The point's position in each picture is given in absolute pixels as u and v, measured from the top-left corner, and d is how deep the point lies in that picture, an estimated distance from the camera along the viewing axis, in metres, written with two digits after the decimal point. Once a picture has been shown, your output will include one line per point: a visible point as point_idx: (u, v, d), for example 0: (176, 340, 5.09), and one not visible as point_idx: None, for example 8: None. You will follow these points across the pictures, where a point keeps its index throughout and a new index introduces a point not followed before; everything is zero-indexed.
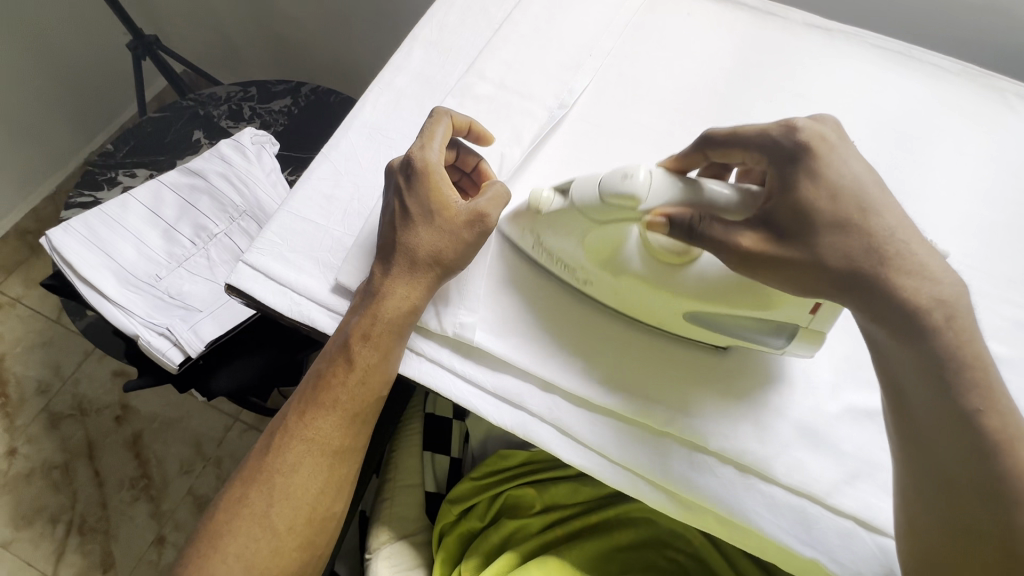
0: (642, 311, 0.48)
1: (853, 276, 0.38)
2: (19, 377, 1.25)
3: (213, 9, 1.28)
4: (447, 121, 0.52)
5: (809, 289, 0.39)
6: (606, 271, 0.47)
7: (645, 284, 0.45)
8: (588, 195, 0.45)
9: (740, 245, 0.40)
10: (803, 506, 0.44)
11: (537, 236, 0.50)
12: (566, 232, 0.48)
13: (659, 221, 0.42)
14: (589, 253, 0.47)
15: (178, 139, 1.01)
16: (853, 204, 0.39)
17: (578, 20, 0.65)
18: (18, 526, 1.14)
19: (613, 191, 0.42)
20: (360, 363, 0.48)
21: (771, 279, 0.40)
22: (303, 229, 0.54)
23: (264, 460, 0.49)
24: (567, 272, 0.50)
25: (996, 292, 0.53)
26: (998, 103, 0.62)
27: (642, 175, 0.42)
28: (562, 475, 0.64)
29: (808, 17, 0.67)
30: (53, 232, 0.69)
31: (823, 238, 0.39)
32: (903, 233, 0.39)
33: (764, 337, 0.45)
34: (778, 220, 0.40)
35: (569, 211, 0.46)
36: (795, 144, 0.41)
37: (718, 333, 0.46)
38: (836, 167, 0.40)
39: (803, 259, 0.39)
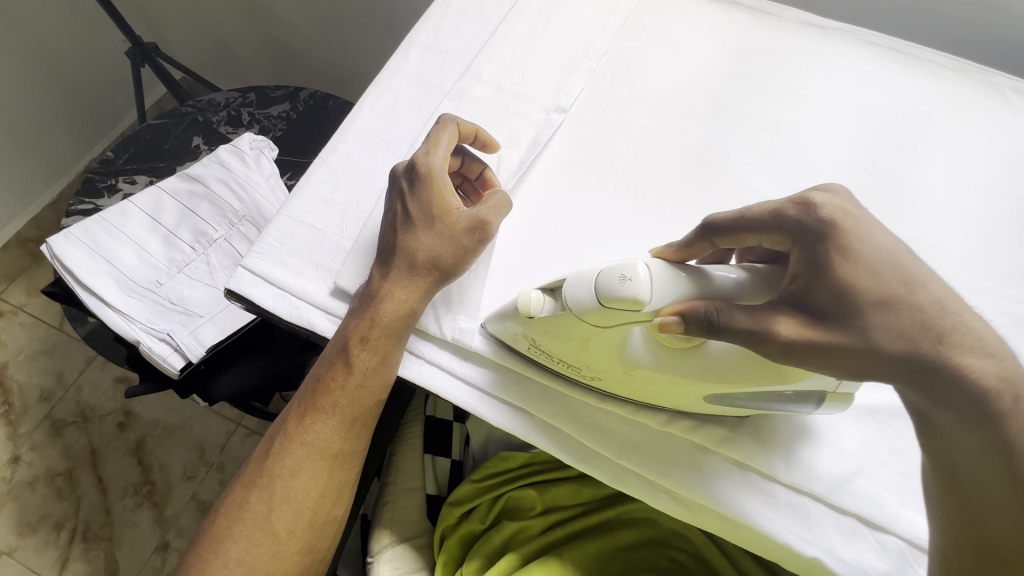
0: (658, 397, 0.44)
1: (913, 360, 0.35)
2: (21, 384, 1.25)
3: (211, 16, 1.28)
4: (454, 129, 0.51)
5: (864, 373, 0.36)
6: (616, 367, 0.43)
7: (663, 376, 0.42)
8: (583, 301, 0.40)
9: (781, 333, 0.37)
10: (803, 503, 0.44)
11: (531, 338, 0.45)
12: (565, 339, 0.43)
13: (670, 321, 0.38)
14: (595, 354, 0.43)
15: (178, 146, 1.02)
16: (894, 278, 0.37)
17: (574, 22, 0.65)
18: (22, 534, 1.14)
19: (611, 296, 0.39)
20: (359, 366, 0.48)
21: (822, 368, 0.37)
22: (302, 233, 0.54)
23: (265, 464, 0.49)
24: (573, 370, 0.46)
25: (996, 287, 0.53)
26: (994, 98, 0.62)
27: (641, 274, 0.39)
28: (562, 477, 0.64)
29: (804, 15, 0.67)
30: (53, 240, 0.69)
31: (871, 318, 0.36)
32: (953, 304, 0.37)
33: (792, 404, 0.43)
34: (814, 302, 0.38)
35: (567, 315, 0.41)
36: (820, 222, 0.38)
37: (743, 409, 0.43)
38: (869, 240, 0.38)
39: (854, 345, 0.36)
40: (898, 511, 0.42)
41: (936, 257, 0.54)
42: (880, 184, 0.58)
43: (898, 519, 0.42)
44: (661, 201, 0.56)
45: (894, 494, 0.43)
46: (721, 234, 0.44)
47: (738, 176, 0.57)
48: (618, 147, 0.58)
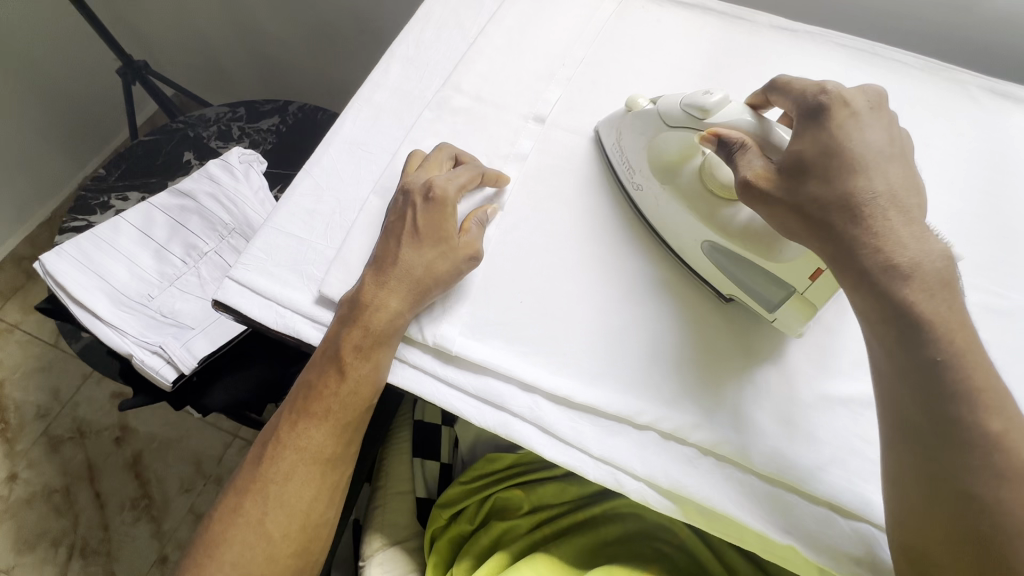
0: (668, 230, 0.53)
1: (821, 224, 0.40)
2: (18, 402, 1.26)
3: (200, 32, 1.30)
4: (477, 170, 0.55)
5: (784, 224, 0.42)
6: (659, 179, 0.53)
7: (683, 198, 0.51)
8: (671, 106, 0.50)
9: (746, 174, 0.43)
10: (779, 493, 0.45)
11: (618, 136, 0.56)
12: (640, 137, 0.54)
13: (709, 140, 0.46)
14: (653, 158, 0.53)
15: (169, 161, 1.03)
16: (840, 162, 0.40)
17: (551, 31, 0.67)
18: (20, 551, 1.14)
19: (693, 103, 0.48)
20: (353, 373, 0.49)
21: (760, 212, 0.43)
22: (287, 245, 0.56)
23: (258, 470, 0.50)
24: (627, 174, 0.55)
25: (966, 278, 0.55)
26: (960, 95, 0.64)
27: (720, 96, 0.47)
28: (547, 476, 0.66)
29: (774, 20, 0.69)
30: (46, 256, 0.69)
31: (807, 185, 0.41)
32: (885, 200, 0.39)
33: (759, 290, 0.48)
34: (780, 164, 0.43)
35: (652, 117, 0.53)
36: (818, 104, 0.43)
37: (726, 276, 0.49)
38: (849, 130, 0.42)
39: (780, 197, 0.42)
40: (870, 499, 0.44)
41: None
42: None
43: (871, 507, 0.43)
44: None
45: (868, 482, 0.44)
46: (778, 92, 0.48)
47: None
48: (595, 151, 0.60)
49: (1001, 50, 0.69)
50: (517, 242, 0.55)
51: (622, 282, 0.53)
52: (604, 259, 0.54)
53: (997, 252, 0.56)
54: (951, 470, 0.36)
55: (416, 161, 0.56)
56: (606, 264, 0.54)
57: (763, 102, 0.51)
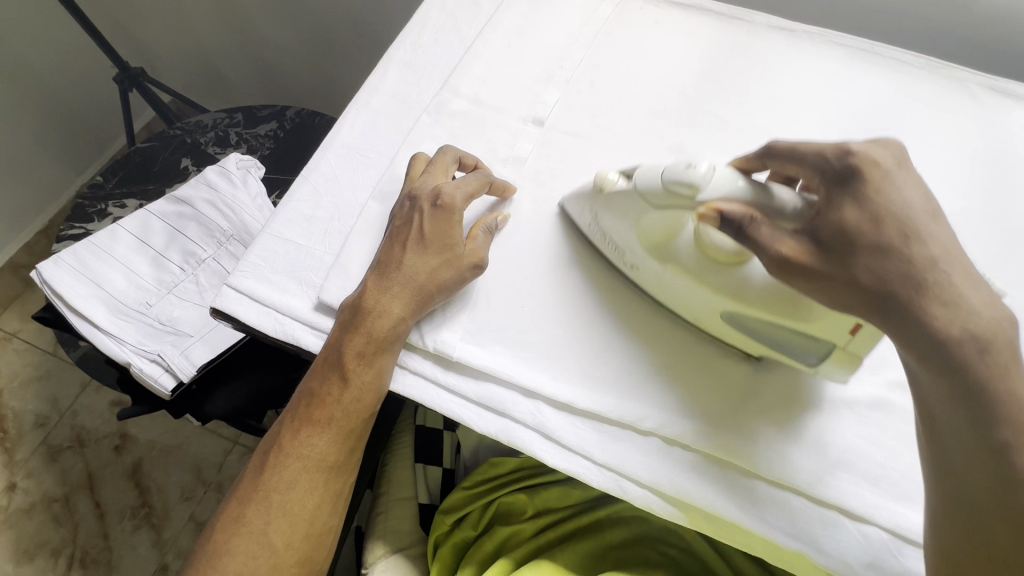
0: (681, 305, 0.49)
1: (887, 298, 0.38)
2: (17, 411, 1.25)
3: (197, 38, 1.30)
4: (483, 177, 0.54)
5: (839, 302, 0.39)
6: (655, 258, 0.48)
7: (691, 276, 0.47)
8: (651, 183, 0.46)
9: (779, 251, 0.40)
10: (786, 497, 0.44)
11: (595, 216, 0.52)
12: (623, 216, 0.50)
13: (710, 214, 0.43)
14: (642, 239, 0.49)
15: (166, 168, 1.03)
16: (894, 230, 0.39)
17: (549, 34, 0.67)
18: (20, 562, 1.13)
19: (675, 178, 0.44)
20: (357, 380, 0.48)
21: (808, 290, 0.40)
22: (285, 251, 0.55)
23: (260, 479, 0.49)
24: (617, 255, 0.51)
25: None
26: (961, 94, 0.64)
27: (704, 167, 0.44)
28: (551, 480, 0.65)
29: (772, 20, 0.68)
30: (43, 265, 0.69)
31: (858, 259, 0.38)
32: (945, 264, 0.38)
33: (796, 352, 0.45)
34: (817, 235, 0.40)
35: (631, 194, 0.48)
36: (846, 166, 0.41)
37: (756, 341, 0.46)
38: (886, 193, 0.40)
39: (837, 274, 0.39)
40: (877, 501, 0.43)
41: None
42: None
43: (879, 509, 0.43)
44: None
45: (873, 485, 0.44)
46: (776, 159, 0.47)
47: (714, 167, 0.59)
48: (595, 154, 0.59)
49: (1001, 48, 0.69)
50: (518, 245, 0.54)
51: (624, 286, 0.52)
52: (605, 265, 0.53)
53: (1001, 251, 0.56)
54: None
55: (421, 165, 0.55)
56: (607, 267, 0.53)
57: (757, 166, 0.49)
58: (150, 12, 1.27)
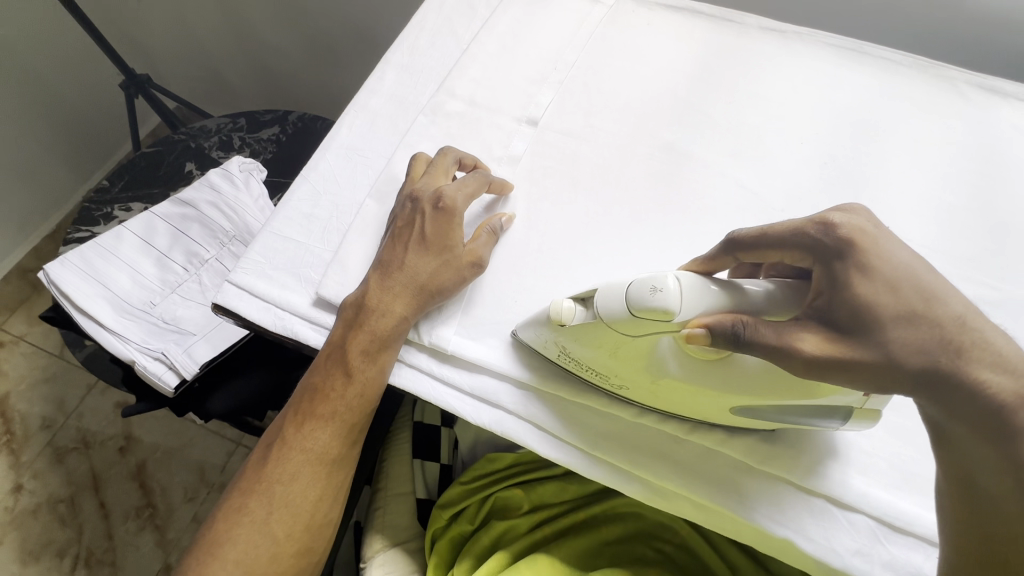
0: (685, 407, 0.45)
1: (930, 372, 0.35)
2: (23, 413, 1.27)
3: (202, 45, 1.32)
4: (483, 178, 0.55)
5: (882, 386, 0.36)
6: (644, 376, 0.44)
7: (692, 386, 0.42)
8: (615, 311, 0.41)
9: (803, 350, 0.36)
10: (774, 485, 0.45)
11: (559, 344, 0.45)
12: (595, 346, 0.44)
13: (698, 332, 0.38)
14: (623, 361, 0.44)
15: (171, 172, 1.05)
16: (913, 292, 0.37)
17: (543, 36, 0.68)
18: (25, 562, 1.14)
19: (643, 306, 0.39)
20: (360, 375, 0.50)
21: (842, 382, 0.37)
22: (284, 248, 0.57)
23: (262, 471, 0.50)
24: (600, 379, 0.46)
25: (957, 271, 0.55)
26: (950, 92, 0.65)
27: (672, 285, 0.39)
28: (547, 476, 0.66)
29: (763, 21, 0.69)
30: (50, 266, 0.71)
31: (892, 333, 0.36)
32: (974, 320, 0.36)
33: (819, 420, 0.42)
34: (837, 319, 0.37)
35: (596, 325, 0.42)
36: (838, 241, 0.38)
37: (770, 422, 0.43)
38: (887, 258, 0.37)
39: (873, 360, 0.36)
40: (865, 490, 0.44)
41: None
42: (841, 176, 0.60)
43: (866, 497, 0.43)
44: (629, 201, 0.58)
45: (862, 473, 0.44)
46: (746, 251, 0.43)
47: (705, 165, 0.60)
48: (589, 153, 0.61)
49: (989, 46, 0.70)
50: (513, 242, 0.55)
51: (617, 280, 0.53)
52: (598, 262, 0.54)
53: (989, 246, 0.56)
54: None
55: (421, 165, 0.57)
56: (600, 261, 0.55)
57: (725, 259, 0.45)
58: (154, 20, 1.30)
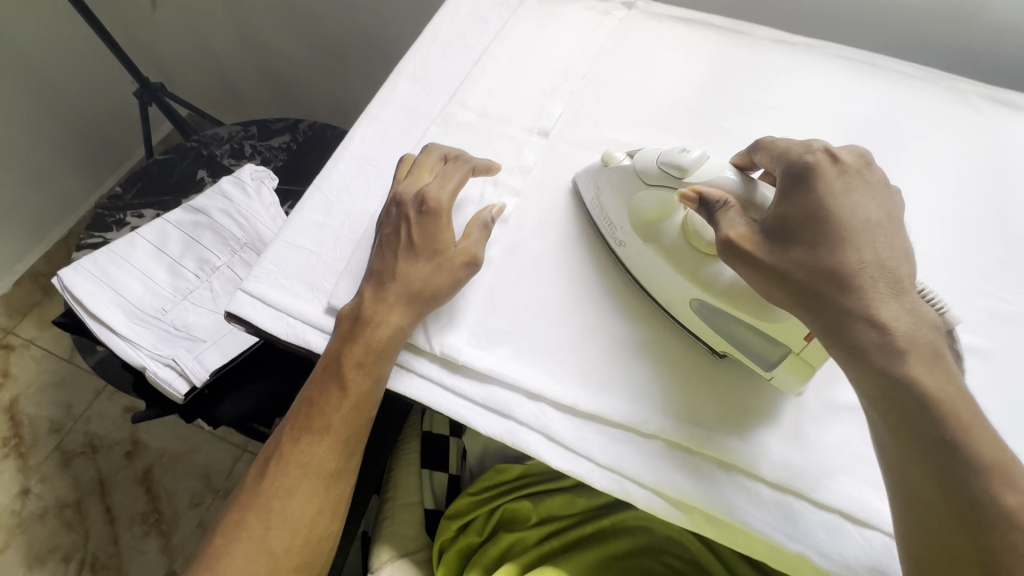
0: (656, 286, 0.51)
1: (809, 291, 0.40)
2: (32, 417, 1.28)
3: (215, 55, 1.34)
4: (467, 164, 0.57)
5: (768, 289, 0.42)
6: (641, 236, 0.51)
7: (668, 257, 0.49)
8: (649, 167, 0.50)
9: (730, 233, 0.43)
10: (789, 502, 0.45)
11: (598, 191, 0.55)
12: (620, 192, 0.53)
13: (690, 196, 0.46)
14: (632, 215, 0.52)
15: (183, 179, 1.06)
16: (836, 230, 0.41)
17: (554, 48, 0.69)
18: (31, 566, 1.15)
19: (670, 162, 0.48)
20: (356, 388, 0.50)
21: (745, 272, 0.43)
22: (297, 257, 0.57)
23: (261, 486, 0.50)
24: (609, 231, 0.54)
25: (970, 284, 0.55)
26: (961, 104, 0.64)
27: (695, 154, 0.48)
28: (556, 489, 0.66)
29: (774, 33, 0.70)
30: (64, 272, 0.72)
31: (793, 251, 0.42)
32: (874, 270, 0.40)
33: (755, 354, 0.46)
34: (770, 225, 0.43)
35: (629, 174, 0.52)
36: (808, 162, 0.44)
37: (722, 337, 0.47)
38: (839, 192, 0.42)
39: (770, 264, 0.42)
40: (880, 507, 0.43)
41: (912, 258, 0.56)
42: None
43: (880, 514, 0.43)
44: None
45: (875, 490, 0.44)
46: (762, 152, 0.49)
47: None
48: None
49: (1000, 59, 0.70)
50: (523, 252, 0.55)
51: (628, 293, 0.53)
52: (611, 274, 0.54)
53: (1004, 259, 0.56)
54: (971, 489, 0.35)
55: (407, 166, 0.58)
56: (613, 274, 0.54)
57: (749, 164, 0.51)
58: (169, 30, 1.32)
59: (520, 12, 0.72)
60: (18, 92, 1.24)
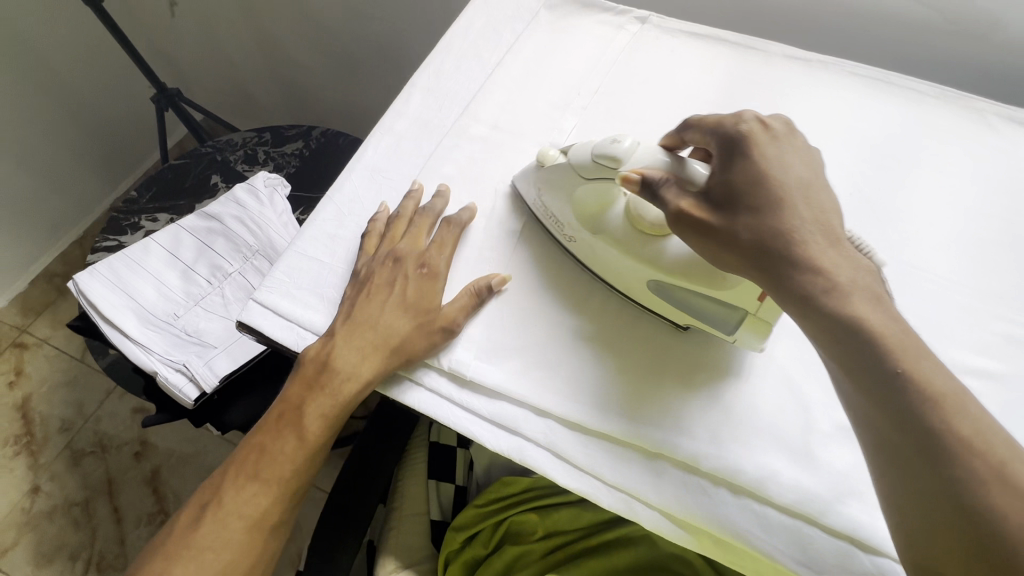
0: (612, 275, 0.52)
1: (761, 252, 0.41)
2: (44, 415, 1.29)
3: (231, 61, 1.36)
4: (458, 232, 0.56)
5: (721, 256, 0.43)
6: (587, 228, 0.53)
7: (619, 245, 0.51)
8: (583, 159, 0.51)
9: (677, 206, 0.44)
10: (798, 526, 0.44)
11: (537, 188, 0.55)
12: (558, 189, 0.53)
13: (633, 178, 0.46)
14: (576, 210, 0.53)
15: (197, 184, 1.07)
16: (774, 191, 0.42)
17: (567, 62, 0.69)
18: (38, 564, 1.16)
19: (602, 153, 0.49)
20: (312, 437, 0.52)
21: (698, 240, 0.44)
22: (310, 268, 0.58)
23: (194, 535, 0.52)
24: (556, 227, 0.55)
25: (986, 307, 0.54)
26: (977, 122, 0.64)
27: (627, 142, 0.48)
28: (562, 502, 0.66)
29: (787, 49, 0.70)
30: (79, 276, 0.73)
31: (741, 216, 0.42)
32: (813, 227, 0.41)
33: (711, 321, 0.48)
34: (716, 193, 0.44)
35: (565, 169, 0.53)
36: (739, 133, 0.45)
37: (676, 309, 0.49)
38: (773, 156, 0.44)
39: (721, 227, 0.42)
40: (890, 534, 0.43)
41: (925, 279, 0.55)
42: (866, 208, 0.59)
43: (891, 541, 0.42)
44: None
45: None
46: (692, 131, 0.50)
47: None
48: None
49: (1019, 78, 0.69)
50: (532, 266, 0.55)
51: (638, 310, 0.53)
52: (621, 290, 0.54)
53: (1020, 283, 0.55)
54: None
55: (403, 223, 0.57)
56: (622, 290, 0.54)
57: (678, 143, 0.52)
58: (186, 37, 1.34)
59: (533, 25, 0.72)
60: (38, 97, 1.26)
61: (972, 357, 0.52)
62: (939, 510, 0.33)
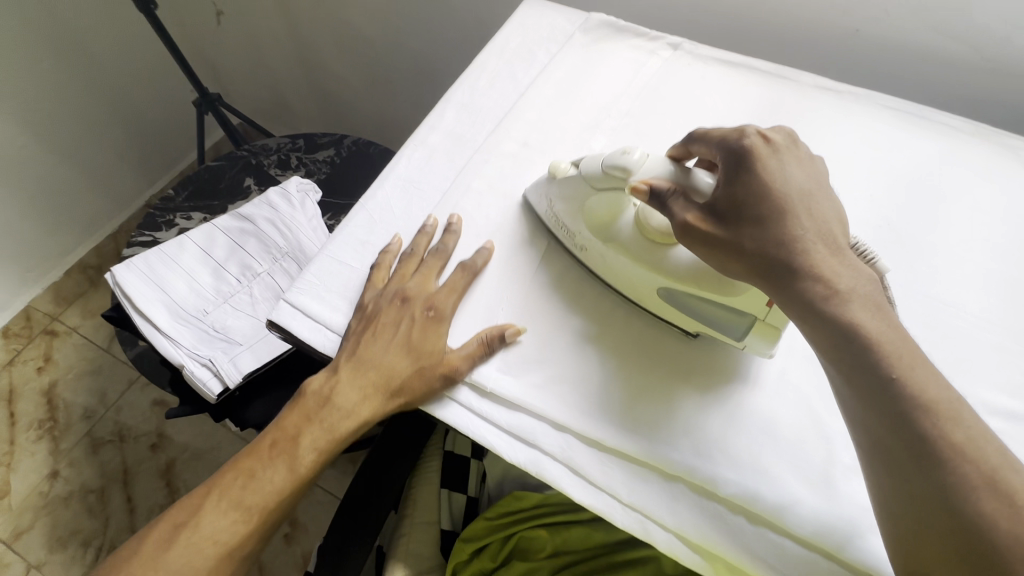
0: (627, 284, 0.53)
1: (765, 262, 0.41)
2: (67, 402, 1.33)
3: (270, 70, 1.41)
4: (470, 278, 0.56)
5: (725, 264, 0.44)
6: (599, 238, 0.53)
7: (631, 257, 0.51)
8: (594, 169, 0.52)
9: (684, 219, 0.44)
10: (817, 560, 0.43)
11: (549, 203, 0.56)
12: (569, 203, 0.54)
13: (642, 188, 0.47)
14: (588, 220, 0.54)
15: (231, 186, 1.11)
16: (774, 204, 0.42)
17: (599, 83, 0.70)
18: (52, 548, 1.18)
19: (612, 163, 0.49)
20: (302, 470, 0.53)
21: (704, 252, 0.44)
22: (340, 272, 0.59)
23: (162, 554, 0.53)
24: (568, 237, 0.56)
25: (1018, 347, 0.53)
26: (1011, 159, 0.63)
27: (637, 154, 0.49)
28: (574, 520, 0.66)
29: (819, 80, 0.70)
30: (116, 268, 0.76)
31: (745, 229, 0.42)
32: (815, 237, 0.41)
33: (719, 329, 0.49)
34: (719, 207, 0.44)
35: (576, 181, 0.53)
36: (740, 147, 0.45)
37: (687, 316, 0.50)
38: (774, 171, 0.44)
39: (723, 237, 0.43)
40: None
41: (955, 315, 0.55)
42: (895, 240, 0.59)
43: None
44: None
45: None
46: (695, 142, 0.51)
47: None
48: None
49: None
50: (557, 281, 0.56)
51: (661, 330, 0.53)
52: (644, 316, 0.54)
53: None
54: None
55: (412, 264, 0.58)
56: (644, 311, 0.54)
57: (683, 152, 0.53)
58: (229, 46, 1.40)
59: (567, 47, 0.74)
60: (88, 97, 1.33)
61: (1004, 398, 0.50)
62: (960, 541, 0.33)
